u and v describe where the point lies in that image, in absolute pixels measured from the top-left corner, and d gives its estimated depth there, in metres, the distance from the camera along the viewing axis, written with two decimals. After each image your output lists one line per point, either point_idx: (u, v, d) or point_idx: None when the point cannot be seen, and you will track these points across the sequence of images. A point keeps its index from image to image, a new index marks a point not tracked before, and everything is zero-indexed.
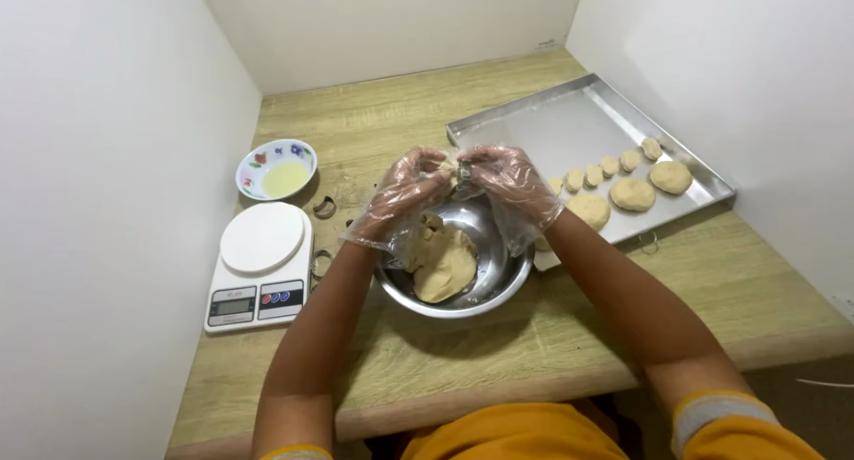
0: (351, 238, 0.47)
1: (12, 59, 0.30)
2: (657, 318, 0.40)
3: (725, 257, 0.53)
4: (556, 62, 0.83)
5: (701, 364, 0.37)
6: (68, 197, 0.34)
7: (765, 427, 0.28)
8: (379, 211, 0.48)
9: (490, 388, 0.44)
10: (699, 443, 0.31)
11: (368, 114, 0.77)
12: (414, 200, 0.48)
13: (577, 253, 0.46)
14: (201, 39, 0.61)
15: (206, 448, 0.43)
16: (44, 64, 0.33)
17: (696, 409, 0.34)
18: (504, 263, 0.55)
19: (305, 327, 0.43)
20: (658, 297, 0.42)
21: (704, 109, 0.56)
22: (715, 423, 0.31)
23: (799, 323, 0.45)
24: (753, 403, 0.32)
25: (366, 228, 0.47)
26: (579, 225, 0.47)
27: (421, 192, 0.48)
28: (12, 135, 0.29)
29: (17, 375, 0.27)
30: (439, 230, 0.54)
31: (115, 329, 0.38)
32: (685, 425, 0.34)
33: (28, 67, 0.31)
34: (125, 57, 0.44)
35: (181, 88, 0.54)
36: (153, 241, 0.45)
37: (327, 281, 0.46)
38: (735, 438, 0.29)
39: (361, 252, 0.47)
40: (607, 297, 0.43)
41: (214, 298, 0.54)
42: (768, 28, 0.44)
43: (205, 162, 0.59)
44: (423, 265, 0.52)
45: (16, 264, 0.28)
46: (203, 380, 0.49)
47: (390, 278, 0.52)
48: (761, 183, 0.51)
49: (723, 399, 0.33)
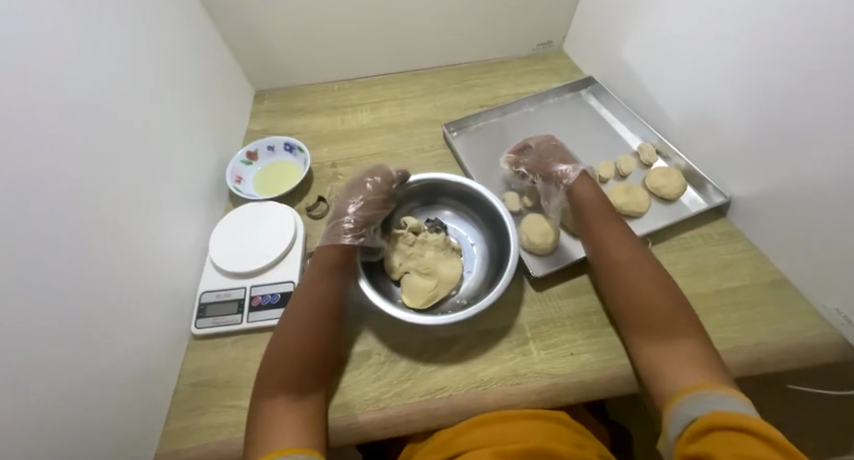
0: (322, 248, 0.49)
1: (4, 60, 0.29)
2: (649, 287, 0.43)
3: (718, 264, 0.53)
4: (553, 63, 0.83)
5: (680, 353, 0.38)
6: (55, 198, 0.32)
7: (752, 424, 0.29)
8: (343, 213, 0.51)
9: (483, 393, 0.44)
10: (685, 443, 0.32)
11: (363, 112, 0.76)
12: (365, 205, 0.51)
13: (587, 219, 0.51)
14: (192, 34, 0.60)
15: (193, 454, 0.42)
16: (34, 65, 0.32)
17: (680, 403, 0.34)
18: (486, 264, 0.55)
19: (290, 326, 0.43)
20: (649, 271, 0.45)
21: (699, 116, 0.57)
22: (701, 421, 0.32)
23: (790, 331, 0.46)
24: (732, 395, 0.33)
25: (335, 232, 0.49)
26: (591, 195, 0.53)
27: (360, 202, 0.51)
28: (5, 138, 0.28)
29: (10, 385, 0.26)
30: (421, 234, 0.53)
31: (103, 333, 0.37)
32: (671, 420, 0.35)
33: (19, 67, 0.30)
34: (114, 53, 0.42)
35: (172, 85, 0.53)
36: (142, 243, 0.44)
37: (312, 282, 0.46)
38: (719, 434, 0.30)
39: (339, 252, 0.48)
40: (605, 262, 0.47)
41: (201, 300, 0.53)
42: (763, 39, 0.44)
43: (195, 160, 0.57)
44: (409, 271, 0.51)
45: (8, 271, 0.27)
46: (190, 384, 0.48)
47: (371, 282, 0.52)
48: (753, 191, 0.51)
49: (703, 392, 0.34)
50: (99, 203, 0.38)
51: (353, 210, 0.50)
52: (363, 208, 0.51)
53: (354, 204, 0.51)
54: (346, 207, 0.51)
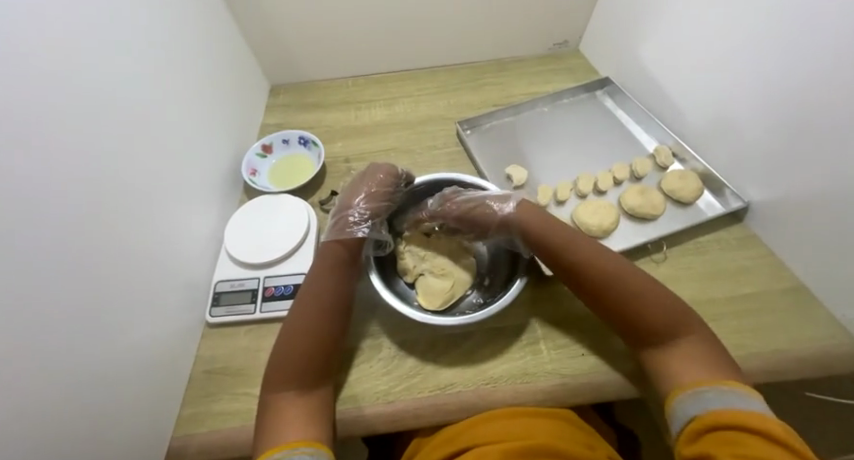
0: (329, 241, 0.49)
1: (25, 50, 0.29)
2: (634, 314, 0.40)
3: (734, 270, 0.52)
4: (569, 63, 0.82)
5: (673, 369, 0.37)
6: (72, 187, 0.33)
7: (749, 420, 0.29)
8: (349, 206, 0.51)
9: (491, 391, 0.44)
10: (684, 443, 0.32)
11: (377, 108, 0.76)
12: (370, 198, 0.51)
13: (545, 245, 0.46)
14: (210, 28, 0.60)
15: (205, 439, 0.43)
16: (56, 57, 0.32)
17: (680, 400, 0.35)
18: (503, 262, 0.55)
19: (298, 320, 0.43)
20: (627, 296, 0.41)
21: (717, 119, 0.56)
22: (697, 420, 0.32)
23: (806, 339, 0.45)
24: (734, 390, 0.33)
25: (341, 225, 0.50)
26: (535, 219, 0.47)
27: (366, 195, 0.51)
28: (24, 128, 0.29)
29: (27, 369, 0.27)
30: (433, 237, 0.54)
31: (118, 320, 0.37)
32: (673, 417, 0.35)
33: (38, 57, 0.31)
34: (133, 45, 0.43)
35: (190, 74, 0.54)
36: (156, 230, 0.44)
37: (319, 279, 0.46)
38: (718, 432, 0.30)
39: (342, 244, 0.49)
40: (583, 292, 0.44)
41: (216, 289, 0.54)
42: (783, 39, 0.43)
43: (212, 152, 0.58)
44: (423, 273, 0.52)
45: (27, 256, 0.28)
46: (204, 371, 0.49)
47: (382, 279, 0.52)
48: (772, 196, 0.51)
49: (702, 389, 0.34)
50: (115, 189, 0.38)
51: (358, 203, 0.51)
52: (369, 201, 0.51)
53: (359, 198, 0.51)
54: (351, 201, 0.51)
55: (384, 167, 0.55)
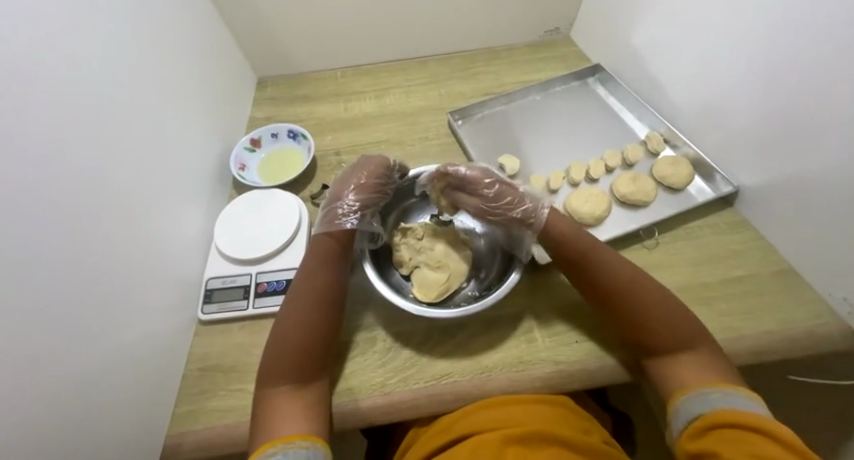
0: (320, 235, 0.49)
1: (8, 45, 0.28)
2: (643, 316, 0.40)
3: (725, 254, 0.53)
4: (560, 51, 0.81)
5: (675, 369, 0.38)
6: (60, 185, 0.32)
7: (754, 420, 0.30)
8: (338, 198, 0.50)
9: (487, 380, 0.44)
10: (687, 440, 0.32)
11: (366, 100, 0.75)
12: (359, 190, 0.50)
13: (562, 250, 0.45)
14: (195, 19, 0.59)
15: (201, 437, 0.43)
16: (36, 48, 0.31)
17: (682, 401, 0.35)
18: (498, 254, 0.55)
19: (292, 313, 0.43)
20: (640, 301, 0.41)
21: (707, 104, 0.56)
22: (702, 418, 0.32)
23: (795, 321, 0.46)
24: (739, 393, 0.34)
25: (330, 217, 0.49)
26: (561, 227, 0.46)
27: (354, 187, 0.50)
28: (7, 125, 0.28)
29: (21, 372, 0.27)
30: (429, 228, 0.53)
31: (110, 319, 0.37)
32: (673, 416, 0.35)
33: (22, 50, 0.30)
34: (116, 37, 0.42)
35: (175, 68, 0.53)
36: (146, 227, 0.44)
37: (311, 274, 0.46)
38: (723, 429, 0.30)
39: (333, 237, 0.48)
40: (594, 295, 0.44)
41: (207, 286, 0.54)
42: (775, 22, 0.43)
43: (200, 148, 0.57)
44: (419, 266, 0.51)
45: (17, 256, 0.28)
46: (198, 368, 0.49)
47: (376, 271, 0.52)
48: (762, 181, 0.51)
49: (706, 391, 0.34)
50: (103, 185, 0.38)
51: (347, 196, 0.50)
52: (357, 193, 0.50)
53: (347, 191, 0.50)
54: (340, 195, 0.50)
55: (372, 158, 0.54)
